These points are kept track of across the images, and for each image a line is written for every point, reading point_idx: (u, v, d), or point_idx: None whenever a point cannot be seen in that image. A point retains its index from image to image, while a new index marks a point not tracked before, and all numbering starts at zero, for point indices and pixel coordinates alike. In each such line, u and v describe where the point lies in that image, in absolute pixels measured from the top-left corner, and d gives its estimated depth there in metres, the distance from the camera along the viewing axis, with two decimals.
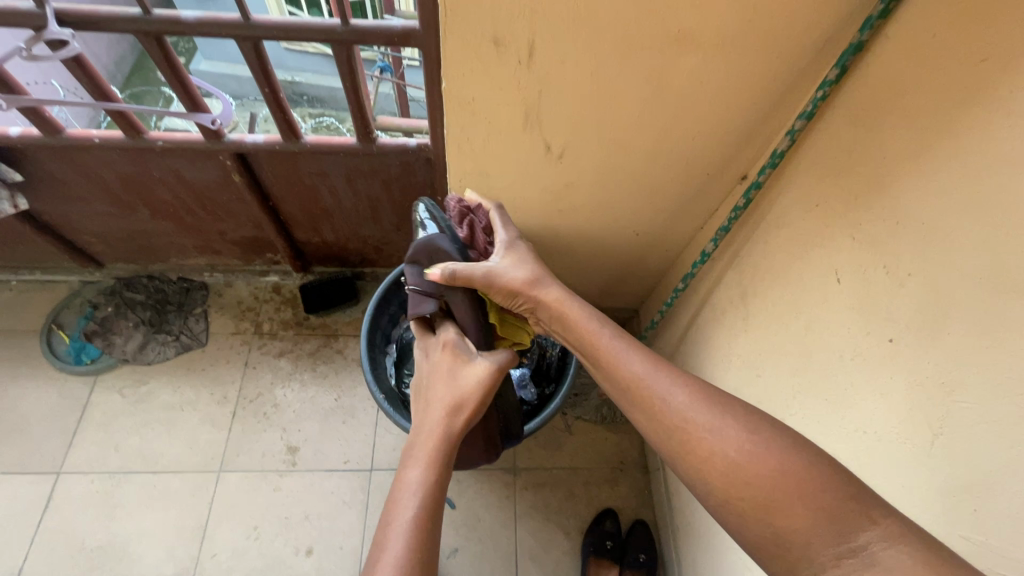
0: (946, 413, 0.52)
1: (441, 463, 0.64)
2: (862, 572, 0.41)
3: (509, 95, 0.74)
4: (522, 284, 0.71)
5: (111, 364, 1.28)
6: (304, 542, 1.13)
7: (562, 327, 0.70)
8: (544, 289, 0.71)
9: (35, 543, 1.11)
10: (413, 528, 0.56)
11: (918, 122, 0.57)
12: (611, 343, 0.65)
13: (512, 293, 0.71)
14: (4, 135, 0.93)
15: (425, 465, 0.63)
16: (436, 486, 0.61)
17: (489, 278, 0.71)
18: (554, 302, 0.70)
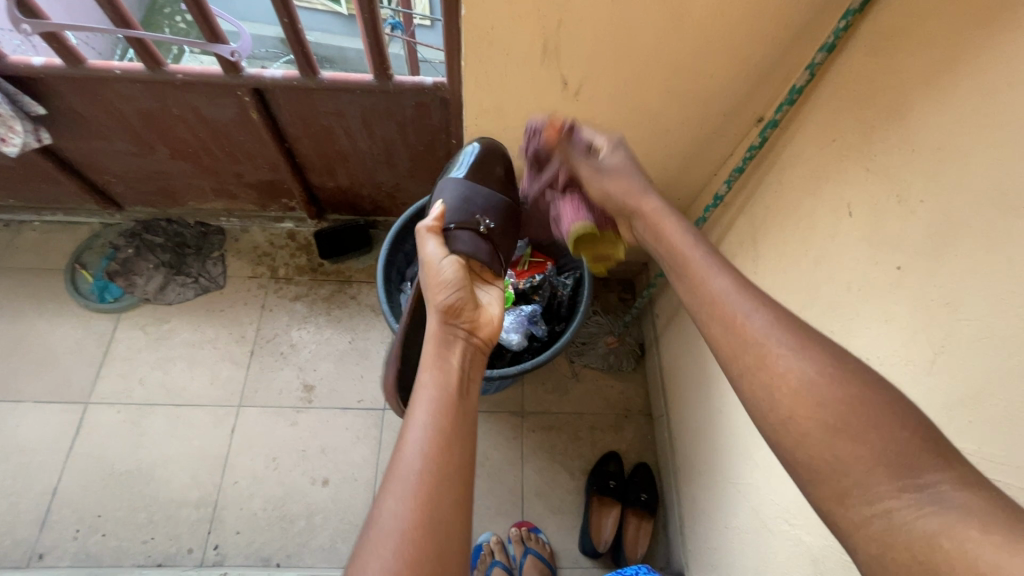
0: (947, 331, 0.54)
1: (447, 411, 0.58)
2: (923, 510, 0.35)
3: (527, 25, 0.73)
4: (633, 191, 0.66)
5: (133, 302, 1.33)
6: (320, 473, 1.19)
7: (653, 238, 0.64)
8: (647, 199, 0.65)
9: (68, 466, 1.17)
10: (421, 483, 0.52)
11: (939, 47, 0.57)
12: (703, 260, 0.56)
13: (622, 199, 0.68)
14: (27, 65, 0.94)
15: (429, 416, 0.57)
16: (443, 437, 0.55)
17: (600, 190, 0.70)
18: (652, 213, 0.64)
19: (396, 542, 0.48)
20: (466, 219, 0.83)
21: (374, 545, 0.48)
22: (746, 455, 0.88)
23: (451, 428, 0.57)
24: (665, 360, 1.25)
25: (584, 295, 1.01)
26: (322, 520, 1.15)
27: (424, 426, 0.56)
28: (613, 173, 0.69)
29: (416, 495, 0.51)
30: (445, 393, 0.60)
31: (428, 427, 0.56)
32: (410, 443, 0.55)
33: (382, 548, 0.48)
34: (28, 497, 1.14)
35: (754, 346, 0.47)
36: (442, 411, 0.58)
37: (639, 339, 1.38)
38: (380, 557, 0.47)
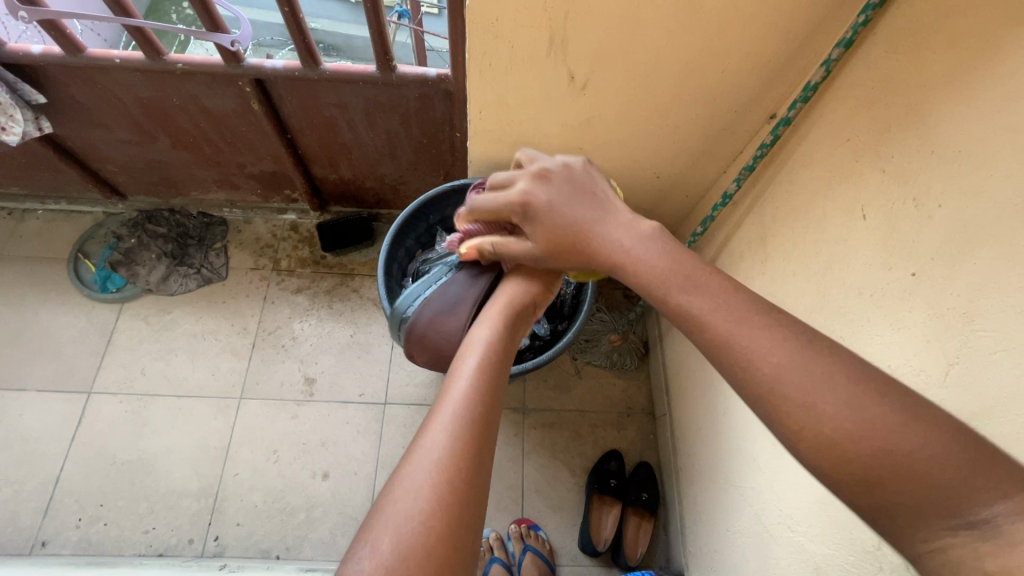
0: (963, 341, 0.52)
1: (496, 374, 0.51)
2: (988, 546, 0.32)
3: (534, 15, 0.71)
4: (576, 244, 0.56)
5: (135, 293, 1.32)
6: (320, 467, 1.19)
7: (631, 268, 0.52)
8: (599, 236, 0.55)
9: (70, 455, 1.17)
10: (459, 441, 0.44)
11: (962, 45, 0.54)
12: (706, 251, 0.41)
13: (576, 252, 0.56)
14: (27, 53, 0.93)
15: (473, 373, 0.49)
16: (488, 399, 0.48)
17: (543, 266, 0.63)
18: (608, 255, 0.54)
19: (437, 473, 0.42)
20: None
21: (412, 468, 0.42)
22: (750, 458, 0.87)
23: (499, 380, 0.50)
24: (669, 358, 1.24)
25: (588, 294, 1.00)
26: (321, 514, 1.15)
27: (474, 368, 0.50)
28: (554, 255, 0.58)
29: (459, 429, 0.44)
30: (500, 345, 0.54)
31: (479, 371, 0.50)
32: (458, 380, 0.48)
33: (416, 488, 0.41)
34: (31, 485, 1.15)
35: (763, 365, 0.40)
36: (493, 363, 0.51)
37: (644, 337, 1.36)
38: (416, 489, 0.41)
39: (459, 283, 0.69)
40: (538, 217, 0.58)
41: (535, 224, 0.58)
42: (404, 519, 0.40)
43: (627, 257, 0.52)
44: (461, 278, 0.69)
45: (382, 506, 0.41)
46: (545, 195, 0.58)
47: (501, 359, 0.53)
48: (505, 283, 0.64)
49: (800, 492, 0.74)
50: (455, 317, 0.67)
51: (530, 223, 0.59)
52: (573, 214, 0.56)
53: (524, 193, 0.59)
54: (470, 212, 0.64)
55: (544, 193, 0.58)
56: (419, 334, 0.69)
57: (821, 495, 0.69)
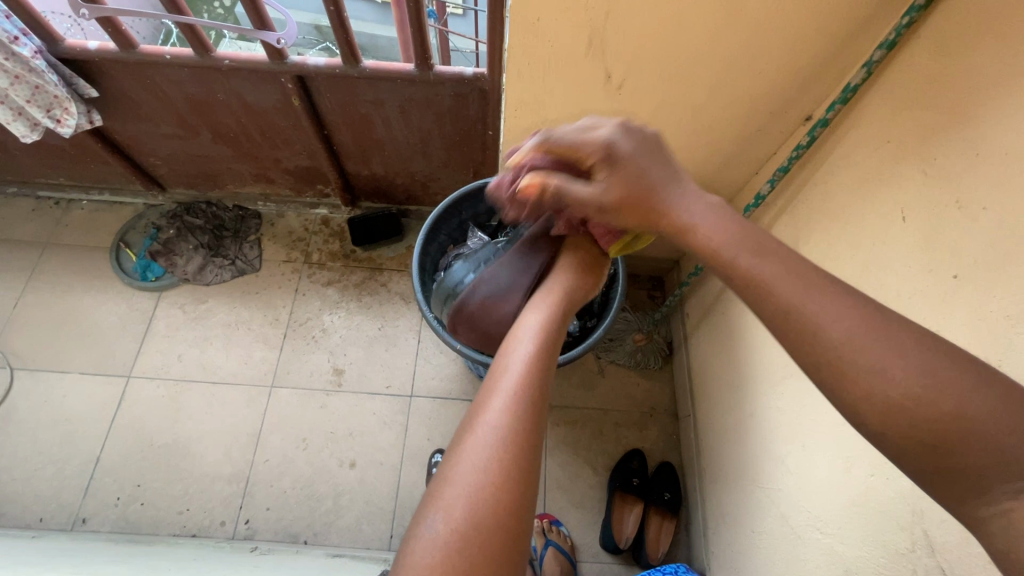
0: (1007, 344, 0.51)
1: (546, 353, 0.52)
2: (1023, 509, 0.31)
3: (574, 15, 0.72)
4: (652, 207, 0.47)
5: (173, 282, 1.37)
6: (348, 456, 1.21)
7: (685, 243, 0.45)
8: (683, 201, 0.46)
9: (110, 436, 1.22)
10: (512, 415, 0.46)
11: (1011, 46, 0.54)
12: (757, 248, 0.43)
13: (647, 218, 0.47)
14: (83, 49, 0.97)
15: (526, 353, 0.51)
16: (539, 376, 0.49)
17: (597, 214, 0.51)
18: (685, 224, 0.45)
19: (497, 450, 0.44)
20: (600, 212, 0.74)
21: (471, 446, 0.44)
22: (777, 459, 0.87)
23: (549, 360, 0.51)
24: (694, 360, 1.24)
25: (617, 292, 1.00)
26: (348, 501, 1.17)
27: (528, 350, 0.51)
28: (622, 208, 0.48)
29: (517, 406, 0.46)
30: (552, 327, 0.55)
31: (534, 352, 0.51)
32: (511, 362, 0.50)
33: (476, 459, 0.43)
34: (73, 463, 1.19)
35: None
36: (544, 344, 0.53)
37: (668, 337, 1.36)
38: (475, 463, 0.43)
39: (511, 268, 0.71)
40: (619, 165, 0.49)
41: (614, 173, 0.49)
42: (467, 487, 0.42)
43: (698, 227, 0.44)
44: (514, 261, 0.71)
45: (445, 478, 0.43)
46: (629, 145, 0.50)
47: (552, 339, 0.54)
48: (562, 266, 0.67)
49: (829, 492, 0.73)
50: (506, 303, 0.70)
51: (609, 170, 0.49)
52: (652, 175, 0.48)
53: (609, 138, 0.50)
54: (541, 143, 0.55)
55: (629, 143, 0.50)
56: (471, 314, 0.74)
57: (852, 498, 0.69)
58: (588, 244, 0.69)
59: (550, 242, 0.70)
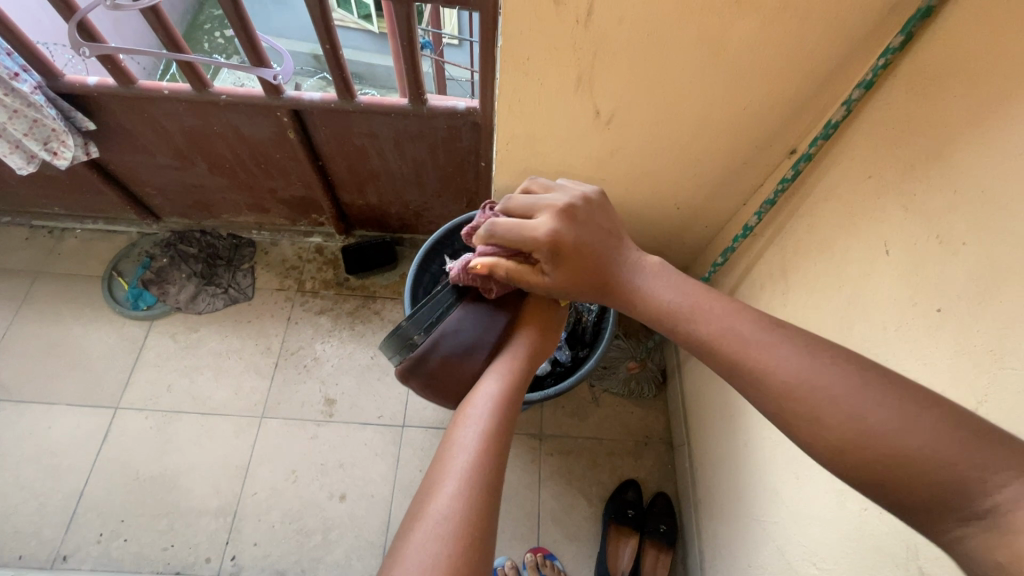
0: (991, 379, 0.52)
1: (500, 435, 0.55)
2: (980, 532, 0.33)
3: (562, 55, 0.75)
4: (605, 284, 0.57)
5: (165, 311, 1.36)
6: (338, 488, 1.19)
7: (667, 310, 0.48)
8: (639, 282, 0.56)
9: (95, 469, 1.20)
10: (463, 501, 0.48)
11: (985, 88, 0.56)
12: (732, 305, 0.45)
13: (597, 289, 0.58)
14: (82, 84, 0.99)
15: (480, 431, 0.54)
16: (491, 457, 0.52)
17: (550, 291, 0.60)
18: (650, 308, 0.54)
19: (449, 536, 0.46)
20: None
21: (421, 535, 0.46)
22: (772, 491, 0.86)
23: (502, 440, 0.54)
24: (687, 389, 1.24)
25: (609, 322, 1.01)
26: (337, 536, 1.15)
27: (479, 430, 0.54)
28: (575, 281, 0.58)
29: (469, 491, 0.49)
30: (504, 404, 0.58)
31: (483, 432, 0.54)
32: (463, 441, 0.53)
33: (430, 542, 0.45)
34: (56, 497, 1.17)
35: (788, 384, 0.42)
36: (499, 422, 0.56)
37: (662, 365, 1.36)
38: (426, 550, 0.45)
39: (473, 324, 0.71)
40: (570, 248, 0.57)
41: (558, 265, 0.57)
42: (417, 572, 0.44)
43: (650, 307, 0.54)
44: (475, 315, 0.72)
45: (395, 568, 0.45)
46: (572, 236, 0.57)
47: (507, 418, 0.57)
48: (521, 336, 0.68)
49: (824, 523, 0.73)
50: (471, 359, 0.69)
51: (555, 263, 0.57)
52: (598, 256, 0.57)
53: (550, 231, 0.57)
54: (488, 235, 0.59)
55: (571, 234, 0.57)
56: (432, 372, 0.69)
57: (848, 531, 0.68)
58: (548, 309, 0.71)
59: (508, 306, 0.72)
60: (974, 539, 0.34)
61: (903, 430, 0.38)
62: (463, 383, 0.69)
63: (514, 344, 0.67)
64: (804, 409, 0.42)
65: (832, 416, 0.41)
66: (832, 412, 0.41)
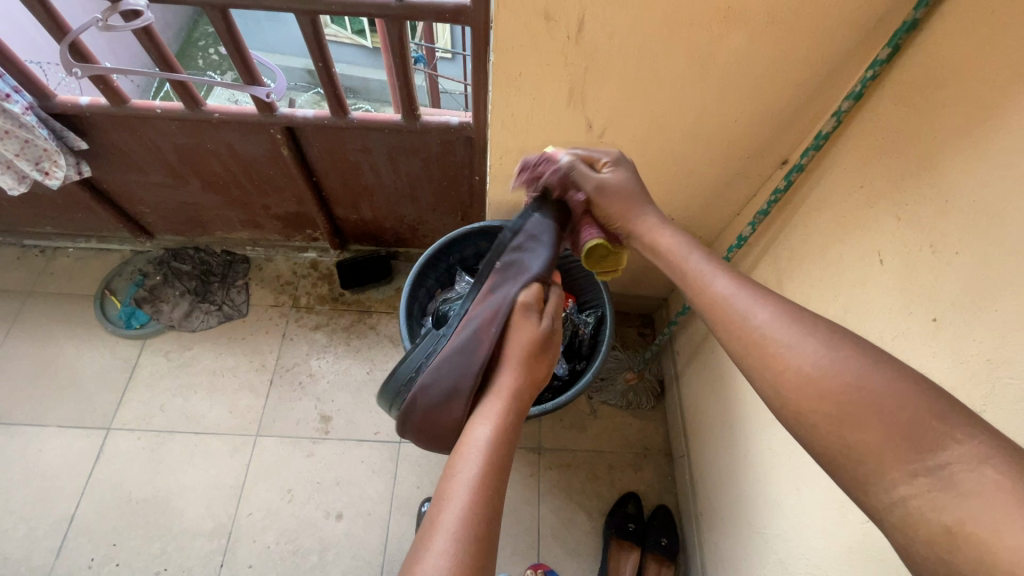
0: (988, 387, 0.52)
1: (493, 485, 0.52)
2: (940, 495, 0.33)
3: (554, 70, 0.75)
4: (639, 209, 0.66)
5: (158, 329, 1.35)
6: (334, 507, 1.18)
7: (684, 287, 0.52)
8: (665, 233, 0.62)
9: (87, 492, 1.18)
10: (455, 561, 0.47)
11: (974, 98, 0.56)
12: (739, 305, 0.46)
13: (632, 210, 0.66)
14: (74, 104, 0.99)
15: (471, 484, 0.51)
16: (483, 514, 0.50)
17: (598, 186, 0.68)
18: (671, 246, 0.60)
19: None
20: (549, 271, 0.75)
21: None
22: (773, 504, 0.85)
23: (493, 490, 0.52)
24: (686, 400, 1.23)
25: (606, 333, 1.00)
26: (334, 556, 1.13)
27: (471, 489, 0.51)
28: (618, 193, 0.68)
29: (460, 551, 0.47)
30: (497, 449, 0.55)
31: (475, 491, 0.51)
32: (453, 497, 0.51)
33: None
34: (46, 522, 1.14)
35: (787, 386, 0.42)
36: (491, 471, 0.53)
37: (659, 375, 1.36)
38: None
39: (451, 368, 0.64)
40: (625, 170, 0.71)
41: (616, 170, 0.70)
42: None
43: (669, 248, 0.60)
44: (452, 359, 0.64)
45: None
46: (629, 167, 0.71)
47: (499, 465, 0.54)
48: (507, 366, 0.64)
49: (826, 536, 0.72)
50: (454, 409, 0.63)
51: (614, 167, 0.70)
52: (641, 188, 0.69)
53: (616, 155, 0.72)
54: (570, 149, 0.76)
55: (629, 164, 0.71)
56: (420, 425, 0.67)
57: (850, 545, 0.67)
58: (531, 334, 0.66)
59: (488, 338, 0.64)
60: (920, 498, 0.34)
61: (868, 406, 0.37)
62: (450, 430, 0.65)
63: (502, 376, 0.63)
64: (786, 390, 0.42)
65: (807, 392, 0.41)
66: (806, 389, 0.40)
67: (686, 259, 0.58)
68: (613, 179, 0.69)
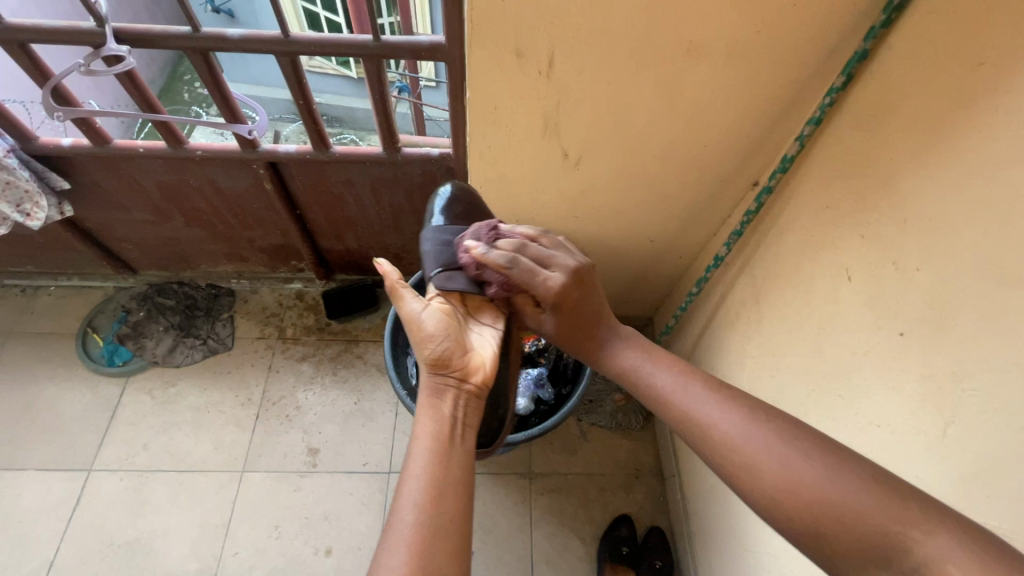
0: (955, 400, 0.53)
1: (440, 481, 0.55)
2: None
3: (529, 103, 0.78)
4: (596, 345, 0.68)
5: (141, 365, 1.33)
6: (323, 543, 1.15)
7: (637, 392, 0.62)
8: (624, 356, 0.65)
9: (66, 538, 1.14)
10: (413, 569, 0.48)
11: (923, 123, 0.59)
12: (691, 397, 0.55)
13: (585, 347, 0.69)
14: (57, 145, 0.99)
15: (419, 490, 0.54)
16: (434, 513, 0.52)
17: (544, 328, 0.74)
18: (627, 369, 0.63)
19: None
20: (450, 261, 0.79)
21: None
22: (762, 522, 0.85)
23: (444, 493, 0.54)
24: None
25: (590, 356, 1.02)
26: None
27: (422, 480, 0.55)
28: (570, 329, 0.69)
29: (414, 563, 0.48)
30: (437, 453, 0.58)
31: (424, 480, 0.55)
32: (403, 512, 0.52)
33: None
34: (23, 570, 1.11)
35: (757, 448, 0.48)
36: (436, 476, 0.55)
37: None
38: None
39: None
40: (563, 307, 0.69)
41: (559, 310, 0.69)
42: None
43: (627, 371, 0.63)
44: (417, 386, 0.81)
45: None
46: (575, 291, 0.69)
47: (439, 467, 0.56)
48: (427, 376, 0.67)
49: None
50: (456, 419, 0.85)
51: (558, 307, 0.69)
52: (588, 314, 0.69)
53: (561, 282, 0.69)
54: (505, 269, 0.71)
55: (575, 289, 0.69)
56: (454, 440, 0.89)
57: None
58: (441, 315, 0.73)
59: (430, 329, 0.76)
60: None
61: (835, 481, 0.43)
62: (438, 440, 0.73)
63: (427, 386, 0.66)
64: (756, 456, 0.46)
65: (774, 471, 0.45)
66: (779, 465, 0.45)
67: (638, 380, 0.61)
68: (553, 330, 0.71)
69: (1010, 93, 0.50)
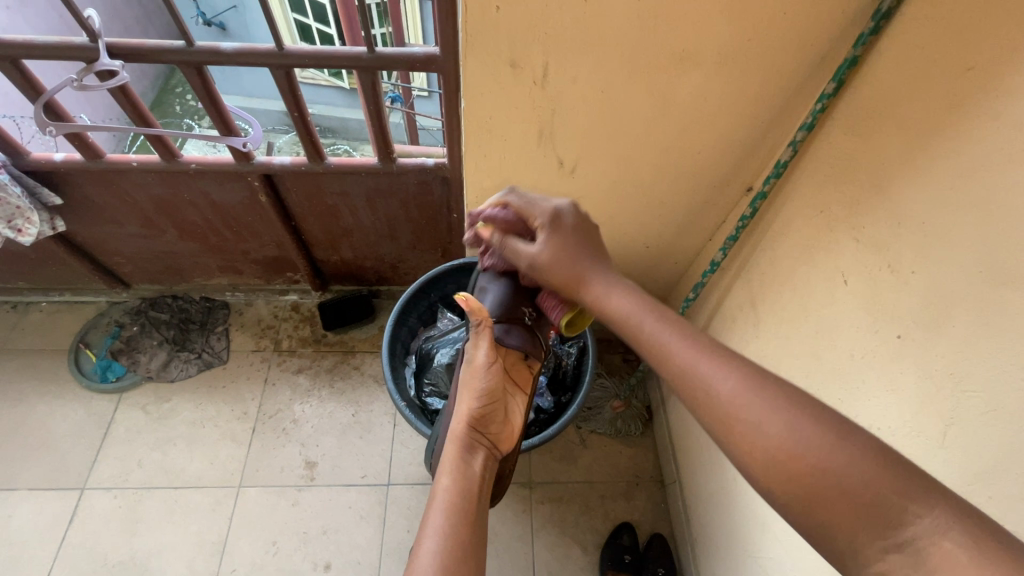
0: (956, 401, 0.53)
1: (468, 518, 0.58)
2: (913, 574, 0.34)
3: (523, 112, 0.78)
4: (574, 276, 0.59)
5: (135, 381, 1.32)
6: (322, 557, 1.14)
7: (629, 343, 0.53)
8: (602, 285, 0.57)
9: (59, 559, 1.12)
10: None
11: (915, 127, 0.60)
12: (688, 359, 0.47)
13: (567, 274, 0.60)
14: (48, 160, 0.99)
15: (444, 520, 0.56)
16: (461, 540, 0.55)
17: (530, 262, 0.64)
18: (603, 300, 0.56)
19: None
20: (512, 312, 0.82)
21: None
22: (765, 528, 0.85)
23: (468, 530, 0.56)
24: (674, 425, 1.23)
25: (589, 364, 1.02)
26: None
27: (440, 534, 0.54)
28: (557, 258, 0.61)
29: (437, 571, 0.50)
30: (464, 497, 0.60)
31: (444, 536, 0.54)
32: (430, 535, 0.54)
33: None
34: None
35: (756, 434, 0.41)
36: (461, 513, 0.58)
37: (646, 402, 1.36)
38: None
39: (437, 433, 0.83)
40: (555, 228, 0.62)
41: (551, 232, 0.62)
42: None
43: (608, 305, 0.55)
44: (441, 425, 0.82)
45: None
46: (571, 219, 0.63)
47: (468, 510, 0.59)
48: (459, 424, 0.71)
49: (814, 556, 0.72)
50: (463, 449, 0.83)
51: (550, 231, 0.63)
52: (583, 244, 0.61)
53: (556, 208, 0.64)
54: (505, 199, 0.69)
55: (572, 216, 0.64)
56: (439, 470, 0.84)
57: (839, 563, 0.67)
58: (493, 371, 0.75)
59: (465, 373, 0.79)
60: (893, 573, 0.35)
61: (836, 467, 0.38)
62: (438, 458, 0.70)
63: (458, 435, 0.69)
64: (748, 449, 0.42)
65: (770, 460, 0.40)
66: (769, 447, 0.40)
67: (639, 326, 0.52)
68: (543, 254, 0.62)
69: (1002, 95, 0.50)
